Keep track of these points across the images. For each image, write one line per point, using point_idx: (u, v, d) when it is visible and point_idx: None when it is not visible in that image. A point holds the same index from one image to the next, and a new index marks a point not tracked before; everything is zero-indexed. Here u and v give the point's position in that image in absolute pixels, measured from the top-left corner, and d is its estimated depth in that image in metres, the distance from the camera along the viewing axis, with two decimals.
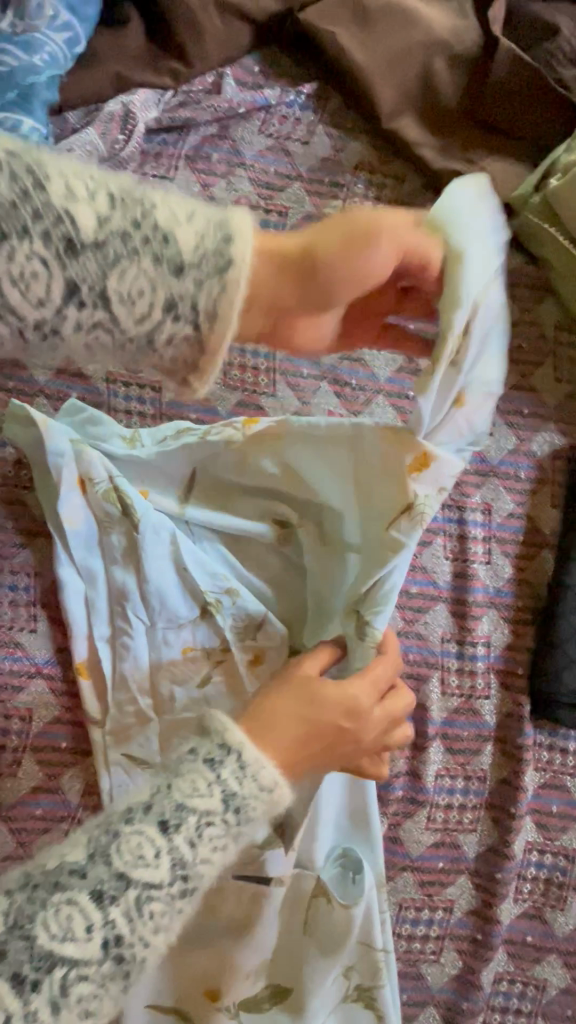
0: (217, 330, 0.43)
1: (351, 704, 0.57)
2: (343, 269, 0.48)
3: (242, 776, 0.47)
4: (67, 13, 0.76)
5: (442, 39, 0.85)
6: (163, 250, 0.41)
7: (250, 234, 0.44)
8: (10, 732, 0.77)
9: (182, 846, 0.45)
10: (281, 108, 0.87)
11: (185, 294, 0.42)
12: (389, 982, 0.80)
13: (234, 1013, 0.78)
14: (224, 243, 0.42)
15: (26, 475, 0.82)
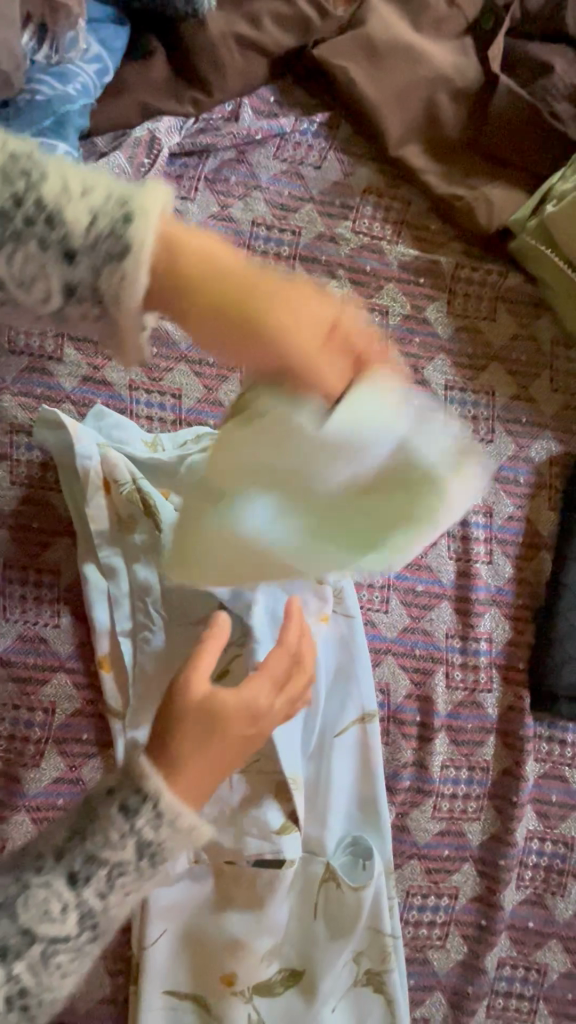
0: (116, 313, 0.42)
1: (247, 720, 0.61)
2: (248, 336, 0.43)
3: (157, 823, 0.53)
4: (98, 46, 0.82)
5: (445, 75, 0.91)
6: (50, 229, 0.39)
7: (152, 215, 0.40)
8: (34, 724, 0.81)
9: (93, 896, 0.52)
10: (295, 135, 0.92)
11: (82, 277, 0.40)
12: (397, 966, 0.83)
13: (248, 997, 0.80)
14: (119, 221, 0.39)
15: (52, 476, 0.85)
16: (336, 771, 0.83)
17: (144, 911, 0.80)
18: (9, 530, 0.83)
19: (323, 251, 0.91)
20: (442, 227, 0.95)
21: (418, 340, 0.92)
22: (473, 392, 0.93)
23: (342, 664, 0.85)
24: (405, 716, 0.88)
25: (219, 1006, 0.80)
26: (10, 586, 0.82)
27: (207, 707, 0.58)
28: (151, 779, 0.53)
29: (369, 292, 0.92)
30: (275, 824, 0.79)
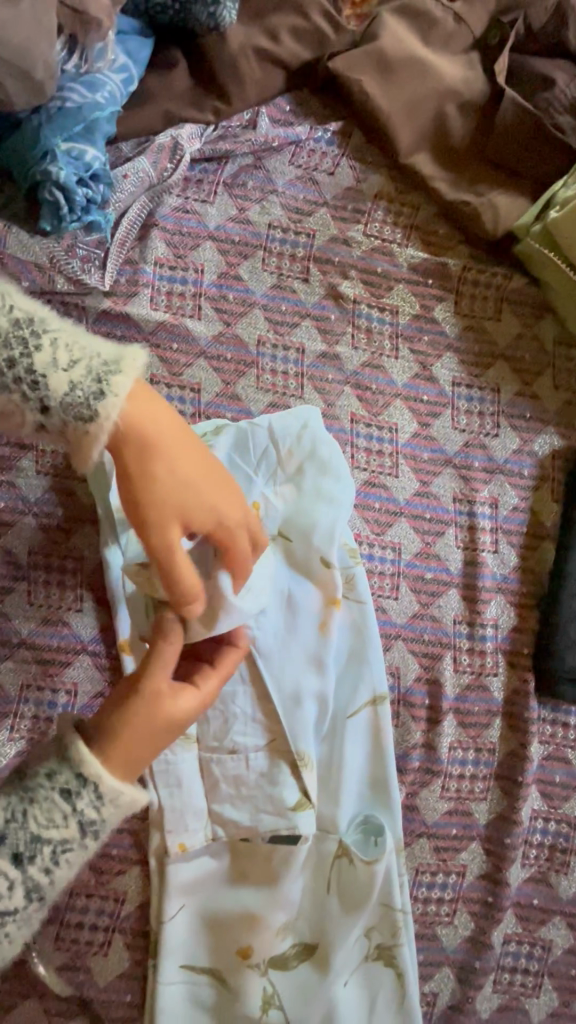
0: (75, 450, 0.58)
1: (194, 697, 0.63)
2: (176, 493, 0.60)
3: (98, 804, 0.55)
4: (124, 57, 0.86)
5: (453, 87, 0.96)
6: (40, 390, 0.55)
7: (121, 397, 0.57)
8: (57, 704, 0.84)
9: (38, 872, 0.54)
10: (309, 143, 0.97)
11: (53, 422, 0.56)
12: (407, 941, 0.86)
13: (263, 970, 0.82)
14: (93, 399, 0.55)
15: (76, 466, 0.89)
16: (349, 751, 0.86)
17: (162, 885, 0.83)
18: (35, 517, 0.87)
19: (336, 253, 0.95)
20: (449, 231, 0.99)
21: (427, 338, 0.96)
22: (479, 388, 0.97)
23: (353, 648, 0.87)
24: (414, 699, 0.91)
25: (235, 979, 0.82)
26: (35, 571, 0.86)
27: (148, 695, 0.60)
28: (92, 765, 0.55)
29: (379, 292, 0.96)
30: (290, 800, 0.83)
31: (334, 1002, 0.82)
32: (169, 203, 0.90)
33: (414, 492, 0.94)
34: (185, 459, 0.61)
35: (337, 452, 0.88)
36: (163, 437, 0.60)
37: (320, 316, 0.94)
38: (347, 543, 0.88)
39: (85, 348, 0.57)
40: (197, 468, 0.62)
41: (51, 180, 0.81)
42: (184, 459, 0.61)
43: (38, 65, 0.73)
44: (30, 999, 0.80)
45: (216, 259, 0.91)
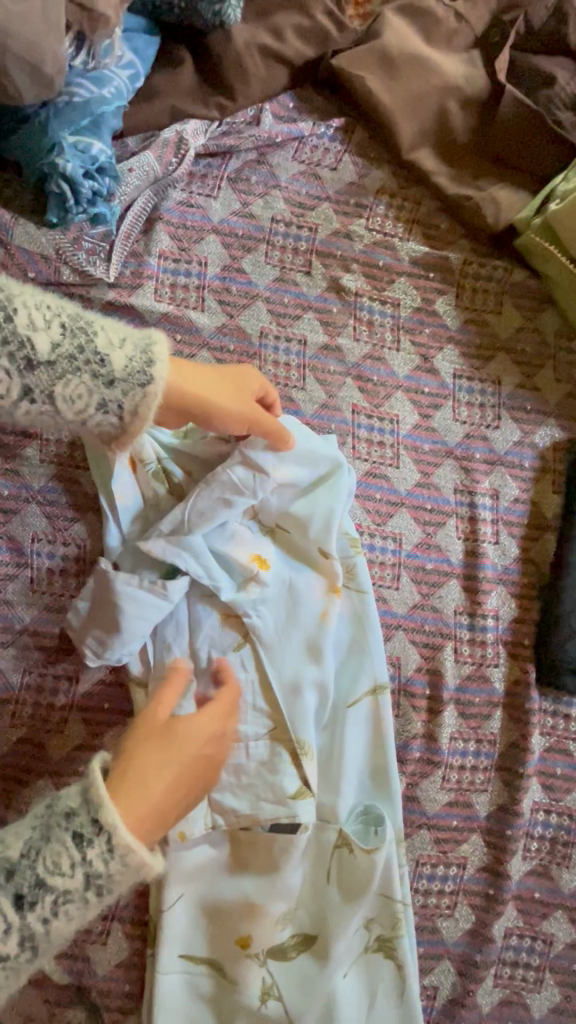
0: (135, 424, 0.61)
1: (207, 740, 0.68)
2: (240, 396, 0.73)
3: (108, 858, 0.56)
4: (130, 54, 0.88)
5: (455, 84, 0.97)
6: (99, 370, 0.57)
7: (167, 358, 0.61)
8: (58, 691, 0.84)
9: (36, 920, 0.54)
10: (313, 139, 0.98)
11: (114, 399, 0.59)
12: (407, 933, 0.85)
13: (262, 961, 0.82)
14: (147, 368, 0.59)
15: (79, 455, 0.90)
16: (349, 741, 0.86)
17: (162, 873, 0.83)
18: (39, 506, 0.88)
19: (338, 246, 0.96)
20: (450, 225, 1.00)
21: (428, 331, 0.97)
22: (480, 381, 0.98)
23: (353, 639, 0.87)
24: (415, 689, 0.91)
25: (235, 969, 0.82)
26: (38, 559, 0.86)
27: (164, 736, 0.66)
28: (107, 811, 0.56)
29: (381, 286, 0.97)
30: (291, 789, 0.82)
31: (333, 993, 0.82)
32: (174, 197, 0.92)
33: (415, 483, 0.94)
34: (217, 376, 0.71)
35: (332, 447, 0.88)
36: (198, 379, 0.69)
37: (322, 309, 0.95)
38: (347, 533, 0.88)
39: (120, 330, 0.60)
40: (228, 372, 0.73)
41: (58, 172, 0.82)
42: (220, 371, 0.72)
43: (48, 58, 0.75)
44: (29, 987, 0.80)
45: (219, 252, 0.92)
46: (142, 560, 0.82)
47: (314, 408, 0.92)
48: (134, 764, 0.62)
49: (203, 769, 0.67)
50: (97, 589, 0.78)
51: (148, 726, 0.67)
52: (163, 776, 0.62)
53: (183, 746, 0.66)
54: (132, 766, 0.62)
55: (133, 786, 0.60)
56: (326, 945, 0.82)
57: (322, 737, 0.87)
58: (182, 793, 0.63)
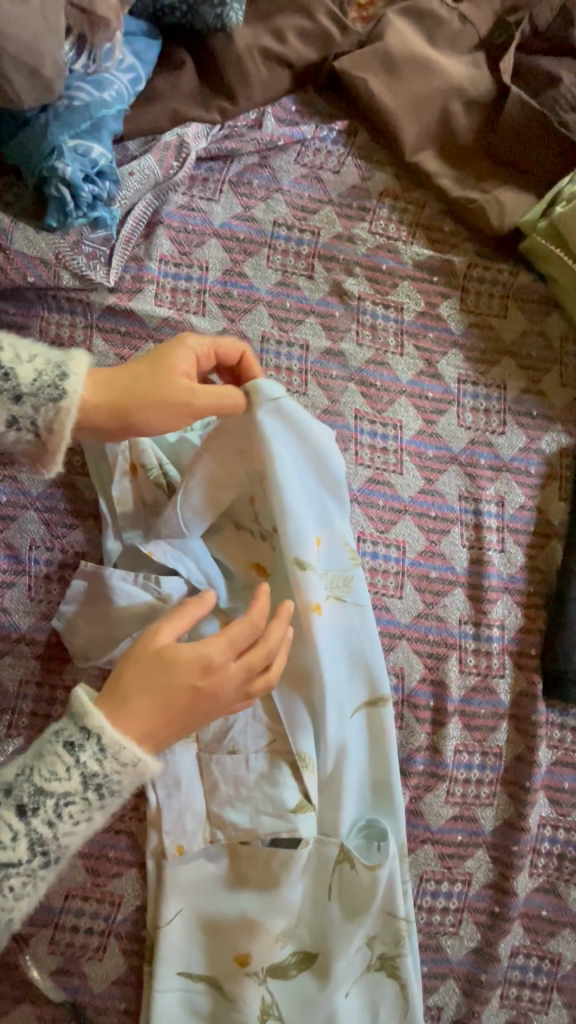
0: (53, 438, 0.63)
1: (200, 668, 0.63)
2: (159, 380, 0.69)
3: (102, 756, 0.58)
4: (131, 57, 0.87)
5: (459, 86, 0.96)
6: (7, 385, 0.61)
7: (81, 373, 0.64)
8: (55, 701, 0.83)
9: (42, 824, 0.56)
10: (315, 142, 0.97)
11: (25, 414, 0.62)
12: (411, 951, 0.83)
13: (262, 979, 0.80)
14: (58, 382, 0.62)
15: (78, 462, 0.89)
16: (351, 753, 0.84)
17: (159, 886, 0.81)
18: (37, 512, 0.87)
19: (341, 250, 0.95)
20: (455, 228, 0.99)
21: (432, 335, 0.96)
22: (485, 386, 0.96)
23: (349, 654, 0.84)
24: (419, 700, 0.89)
25: (234, 987, 0.80)
26: (35, 565, 0.85)
27: (157, 658, 0.63)
28: (92, 715, 0.58)
29: (384, 289, 0.95)
30: (291, 803, 0.80)
31: (334, 1013, 0.80)
32: (175, 201, 0.91)
33: (419, 489, 0.92)
34: (138, 369, 0.69)
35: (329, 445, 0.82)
36: (123, 384, 0.68)
37: (325, 313, 0.93)
38: (344, 545, 0.84)
39: (35, 348, 0.64)
40: (147, 361, 0.70)
41: (58, 176, 0.81)
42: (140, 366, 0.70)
43: (46, 61, 0.74)
44: (24, 1002, 0.79)
45: (221, 256, 0.91)
46: (141, 561, 0.82)
47: (316, 413, 0.91)
48: (122, 678, 0.62)
49: (193, 701, 0.63)
50: (94, 595, 0.80)
51: (146, 642, 0.64)
52: (146, 696, 0.61)
53: (171, 672, 0.62)
54: (119, 678, 0.62)
55: (116, 699, 0.60)
56: (327, 963, 0.80)
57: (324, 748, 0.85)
58: (166, 718, 0.61)
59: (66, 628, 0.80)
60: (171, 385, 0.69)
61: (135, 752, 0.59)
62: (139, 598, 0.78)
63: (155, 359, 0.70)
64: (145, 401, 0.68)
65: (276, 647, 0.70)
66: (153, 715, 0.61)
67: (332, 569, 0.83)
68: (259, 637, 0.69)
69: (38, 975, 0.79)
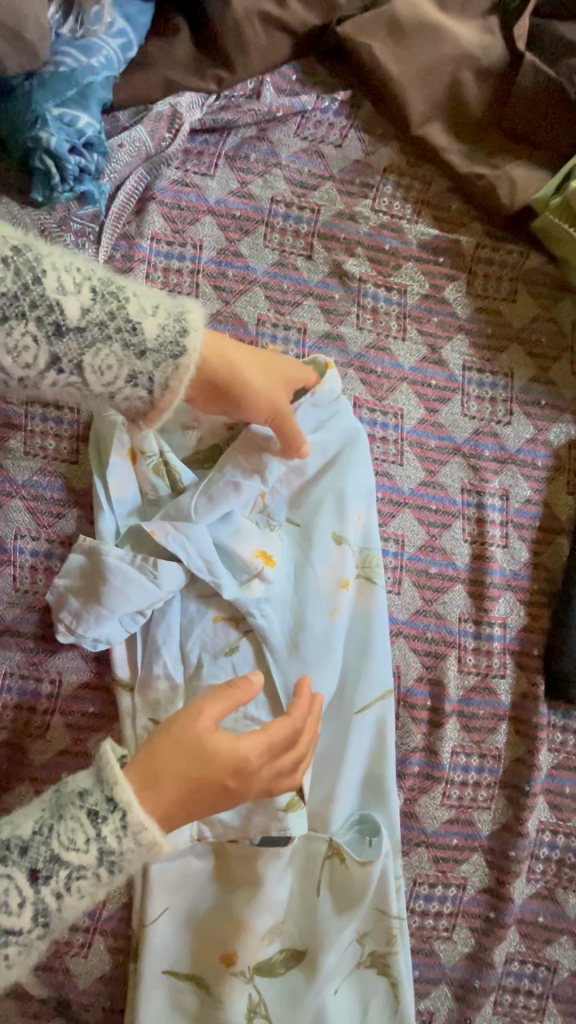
0: (167, 398, 0.58)
1: (236, 764, 0.62)
2: (267, 382, 0.70)
3: (121, 835, 0.55)
4: (122, 22, 0.82)
5: (471, 53, 0.90)
6: (131, 337, 0.55)
7: (200, 328, 0.58)
8: (40, 696, 0.81)
9: (50, 895, 0.54)
10: (316, 113, 0.92)
11: (144, 370, 0.56)
12: (403, 950, 0.81)
13: (248, 978, 0.78)
14: (181, 336, 0.56)
15: (66, 448, 0.85)
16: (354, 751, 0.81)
17: (145, 887, 0.79)
18: (22, 500, 0.84)
19: (342, 230, 0.91)
20: (463, 207, 0.94)
21: (436, 319, 0.91)
22: (491, 373, 0.92)
23: (361, 641, 0.82)
24: (415, 700, 0.86)
25: (219, 987, 0.78)
26: (20, 556, 0.82)
27: (196, 747, 0.61)
28: (121, 790, 0.55)
29: (387, 271, 0.91)
30: (282, 802, 0.76)
31: (323, 1014, 0.78)
32: (168, 175, 0.87)
33: (420, 482, 0.89)
34: (253, 356, 0.69)
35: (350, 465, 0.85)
36: (238, 352, 0.67)
37: (324, 295, 0.89)
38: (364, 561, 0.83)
39: (152, 295, 0.58)
40: (260, 359, 0.70)
41: (42, 146, 0.76)
42: (254, 356, 0.69)
43: (29, 24, 0.72)
44: (8, 998, 0.78)
45: (215, 234, 0.87)
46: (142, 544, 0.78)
47: None
48: (157, 754, 0.59)
49: (218, 796, 0.62)
50: (88, 573, 0.75)
51: (189, 723, 0.62)
52: (178, 785, 0.59)
53: (207, 766, 0.60)
54: (157, 754, 0.59)
55: (146, 777, 0.58)
56: (316, 969, 0.78)
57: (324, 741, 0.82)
58: (190, 808, 0.59)
59: (57, 602, 0.76)
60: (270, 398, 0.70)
61: (155, 834, 0.56)
62: (134, 580, 0.73)
63: (261, 359, 0.70)
64: (249, 390, 0.67)
65: (306, 749, 0.70)
66: (182, 803, 0.59)
67: (361, 548, 0.83)
68: (295, 740, 0.69)
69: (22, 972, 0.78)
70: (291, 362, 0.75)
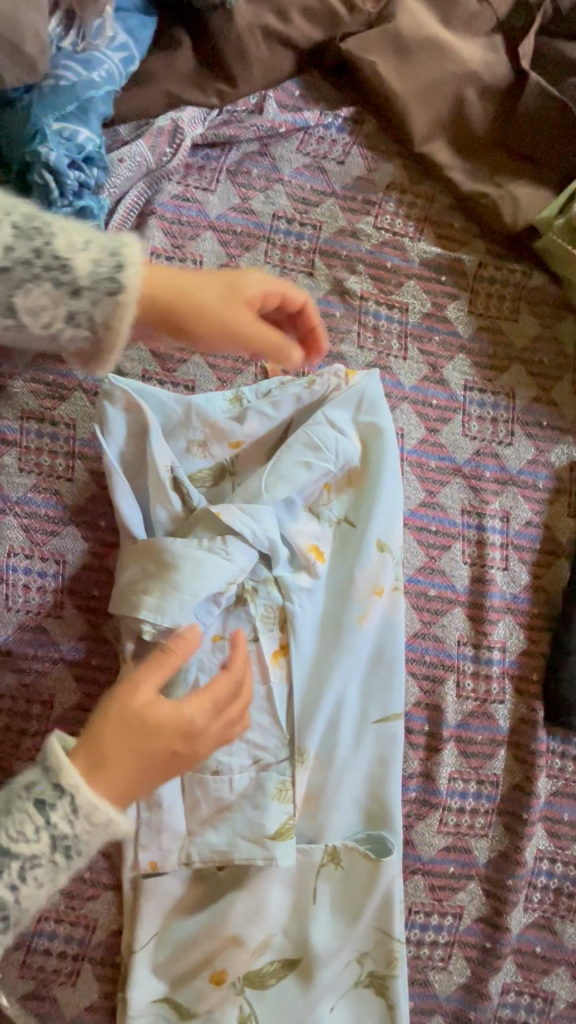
0: (110, 337, 0.55)
1: (182, 727, 0.60)
2: (221, 299, 0.61)
3: (72, 818, 0.54)
4: (124, 35, 0.82)
5: (476, 71, 0.89)
6: (62, 276, 0.53)
7: (139, 259, 0.55)
8: (31, 717, 0.79)
9: (5, 888, 0.54)
10: (319, 129, 0.91)
11: (82, 308, 0.54)
12: (402, 975, 0.79)
13: (239, 989, 0.77)
14: (116, 270, 0.54)
15: (61, 464, 0.84)
16: (377, 765, 0.81)
17: (135, 910, 0.77)
18: (16, 517, 0.82)
19: (343, 246, 0.90)
20: (466, 225, 0.93)
21: (438, 339, 0.90)
22: (492, 394, 0.91)
23: (386, 659, 0.82)
24: (413, 725, 0.85)
25: (208, 1002, 0.76)
26: (13, 574, 0.81)
27: (137, 719, 0.58)
28: (66, 775, 0.54)
29: (389, 289, 0.90)
30: (271, 828, 0.76)
31: None
32: (168, 190, 0.86)
33: (419, 502, 0.87)
34: (203, 276, 0.61)
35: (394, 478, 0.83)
36: (183, 279, 0.60)
37: (324, 312, 0.88)
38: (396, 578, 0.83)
39: (89, 229, 0.55)
40: (212, 277, 0.61)
41: (41, 162, 0.75)
42: (204, 278, 0.61)
43: (28, 40, 0.70)
44: None
45: (216, 249, 0.86)
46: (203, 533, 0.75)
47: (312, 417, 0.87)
48: (98, 733, 0.57)
49: (171, 764, 0.59)
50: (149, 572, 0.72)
51: (124, 699, 0.58)
52: (126, 760, 0.57)
53: (151, 737, 0.58)
54: (97, 740, 0.56)
55: (91, 759, 0.56)
56: (308, 996, 0.77)
57: (350, 748, 0.80)
58: (143, 781, 0.57)
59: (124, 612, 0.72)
60: (226, 315, 0.61)
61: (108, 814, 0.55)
62: (206, 559, 0.72)
63: (213, 277, 0.61)
64: (202, 314, 0.60)
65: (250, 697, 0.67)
66: (133, 778, 0.57)
67: (399, 567, 0.83)
68: (240, 691, 0.66)
69: (8, 1000, 0.76)
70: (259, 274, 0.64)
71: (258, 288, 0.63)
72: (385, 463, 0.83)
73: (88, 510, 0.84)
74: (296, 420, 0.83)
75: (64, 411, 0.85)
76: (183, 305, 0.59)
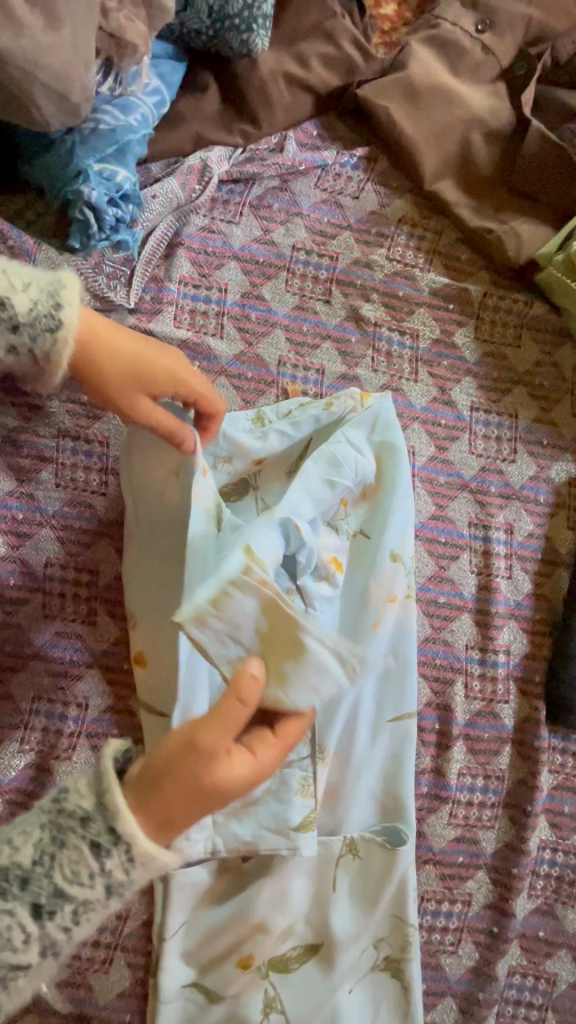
0: (49, 366, 0.65)
1: (249, 782, 0.60)
2: (135, 370, 0.71)
3: (126, 868, 0.55)
4: (157, 81, 0.88)
5: (480, 116, 0.96)
6: (2, 313, 0.62)
7: (75, 300, 0.65)
8: (67, 720, 0.83)
9: (57, 926, 0.55)
10: (335, 167, 0.98)
11: (22, 341, 0.64)
12: (415, 958, 0.85)
13: (264, 974, 0.81)
14: (55, 310, 0.63)
15: (95, 481, 0.89)
16: (391, 762, 0.87)
17: (165, 901, 0.82)
18: (52, 530, 0.87)
19: (358, 276, 0.96)
20: (472, 257, 1.00)
21: (446, 364, 0.97)
22: (496, 414, 0.98)
23: (400, 661, 0.88)
24: (425, 724, 0.91)
25: (236, 987, 0.81)
26: (50, 584, 0.86)
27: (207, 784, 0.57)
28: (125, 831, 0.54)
29: (400, 316, 0.96)
30: (294, 821, 0.80)
31: (336, 1013, 0.82)
32: (196, 222, 0.92)
33: (429, 515, 0.94)
34: (132, 341, 0.72)
35: (406, 495, 0.89)
36: (114, 336, 0.71)
37: (340, 338, 0.95)
38: (409, 586, 0.89)
39: (30, 270, 0.65)
40: (140, 348, 0.72)
41: (82, 200, 0.82)
42: (131, 342, 0.72)
43: (75, 88, 0.74)
44: (31, 1015, 0.79)
45: (239, 279, 0.92)
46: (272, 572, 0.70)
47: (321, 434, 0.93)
48: (167, 794, 0.56)
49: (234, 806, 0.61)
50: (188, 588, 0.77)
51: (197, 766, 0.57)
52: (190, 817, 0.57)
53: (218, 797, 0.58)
54: (163, 800, 0.56)
55: (158, 818, 0.56)
56: (329, 978, 0.82)
57: (366, 747, 0.86)
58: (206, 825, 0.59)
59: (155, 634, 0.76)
60: (133, 382, 0.71)
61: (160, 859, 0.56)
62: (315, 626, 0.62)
63: (141, 349, 0.72)
64: (111, 371, 0.70)
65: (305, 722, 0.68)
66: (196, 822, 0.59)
67: (412, 576, 0.89)
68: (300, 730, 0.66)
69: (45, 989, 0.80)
70: (182, 364, 0.74)
71: (175, 378, 0.73)
72: (399, 481, 0.88)
73: (120, 523, 0.89)
74: (314, 438, 0.88)
75: (98, 430, 0.90)
76: (98, 357, 0.70)
